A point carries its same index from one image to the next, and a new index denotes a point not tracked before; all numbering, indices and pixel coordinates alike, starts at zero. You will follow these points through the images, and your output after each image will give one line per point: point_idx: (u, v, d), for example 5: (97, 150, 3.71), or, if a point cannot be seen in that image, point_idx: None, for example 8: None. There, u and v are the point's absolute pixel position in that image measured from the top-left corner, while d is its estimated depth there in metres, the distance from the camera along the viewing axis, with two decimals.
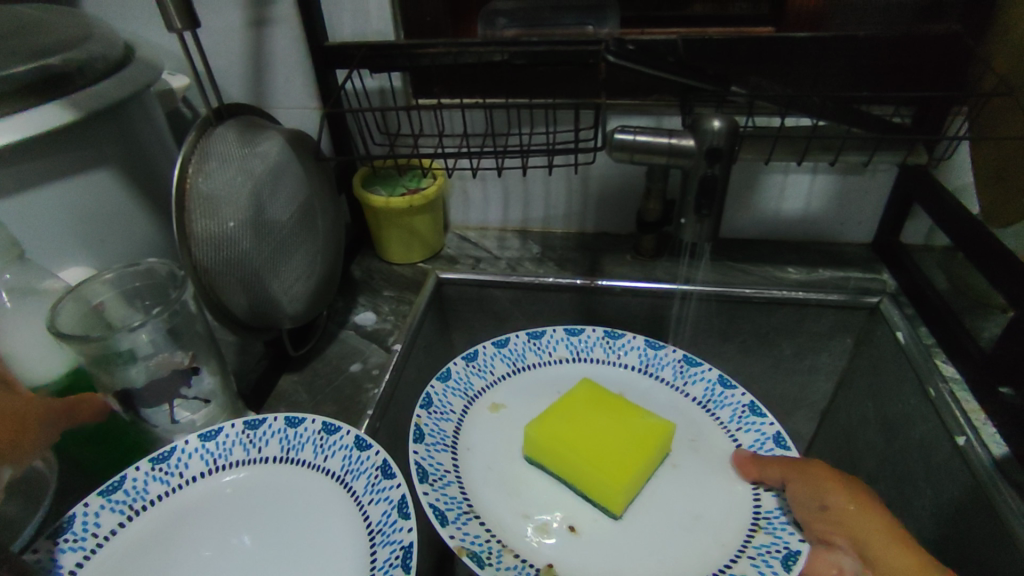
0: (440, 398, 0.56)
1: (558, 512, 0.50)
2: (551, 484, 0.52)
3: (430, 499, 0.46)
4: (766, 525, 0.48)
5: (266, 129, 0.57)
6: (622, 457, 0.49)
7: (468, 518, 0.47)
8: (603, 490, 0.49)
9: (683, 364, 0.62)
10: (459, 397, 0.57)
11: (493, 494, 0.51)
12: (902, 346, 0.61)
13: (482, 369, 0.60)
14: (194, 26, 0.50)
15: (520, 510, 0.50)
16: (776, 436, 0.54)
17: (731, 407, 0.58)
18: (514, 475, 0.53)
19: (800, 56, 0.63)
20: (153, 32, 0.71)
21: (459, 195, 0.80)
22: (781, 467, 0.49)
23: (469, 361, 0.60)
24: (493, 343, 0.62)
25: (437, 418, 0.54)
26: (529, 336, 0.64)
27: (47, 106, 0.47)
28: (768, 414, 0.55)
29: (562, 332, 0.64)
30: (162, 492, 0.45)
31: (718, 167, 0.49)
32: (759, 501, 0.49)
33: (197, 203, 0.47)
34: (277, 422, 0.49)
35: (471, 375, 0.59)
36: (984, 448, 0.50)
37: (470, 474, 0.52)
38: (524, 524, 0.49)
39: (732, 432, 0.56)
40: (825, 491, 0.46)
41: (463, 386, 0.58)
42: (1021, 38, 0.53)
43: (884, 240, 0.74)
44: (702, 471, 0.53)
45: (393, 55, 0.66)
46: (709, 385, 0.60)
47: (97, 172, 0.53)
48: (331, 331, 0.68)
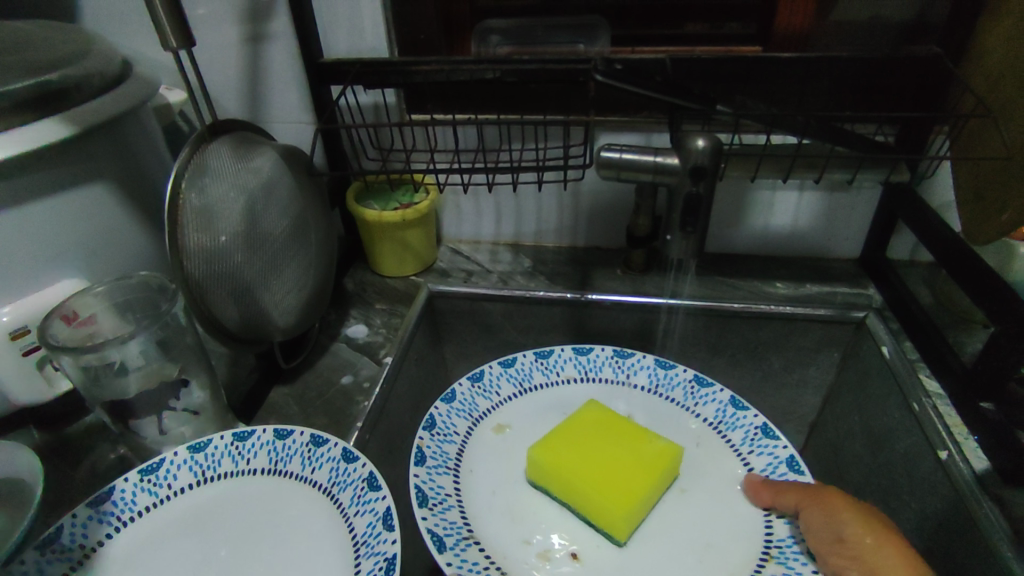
0: (444, 419, 0.56)
1: (562, 539, 0.50)
2: (555, 508, 0.52)
3: (428, 523, 0.47)
4: (777, 555, 0.48)
5: (259, 145, 0.58)
6: (627, 482, 0.49)
7: (468, 543, 0.47)
8: (607, 517, 0.48)
9: (694, 385, 0.62)
10: (464, 418, 0.58)
11: (496, 519, 0.51)
12: (887, 360, 0.62)
13: (488, 390, 0.61)
14: (189, 45, 0.51)
15: (522, 537, 0.50)
16: (790, 460, 0.53)
17: (743, 429, 0.57)
18: (517, 500, 0.53)
19: (785, 76, 0.64)
20: (150, 47, 0.72)
21: (452, 210, 0.81)
22: (796, 493, 0.49)
23: (474, 381, 0.60)
24: (499, 363, 0.62)
25: (440, 440, 0.54)
26: (536, 356, 0.64)
27: (48, 121, 0.48)
28: (782, 436, 0.55)
29: (571, 352, 0.65)
30: (150, 504, 0.46)
31: (702, 185, 0.50)
32: (770, 529, 0.50)
33: (190, 217, 0.48)
34: (266, 434, 0.49)
35: (476, 397, 0.60)
36: (966, 463, 0.51)
37: (472, 499, 0.52)
38: (526, 551, 0.49)
39: (743, 454, 0.56)
40: (841, 521, 0.45)
41: (468, 407, 0.59)
42: (996, 61, 0.55)
43: (871, 256, 0.75)
44: (709, 498, 0.53)
45: (386, 72, 0.67)
46: (720, 406, 0.60)
47: (93, 185, 0.53)
48: (323, 343, 0.68)
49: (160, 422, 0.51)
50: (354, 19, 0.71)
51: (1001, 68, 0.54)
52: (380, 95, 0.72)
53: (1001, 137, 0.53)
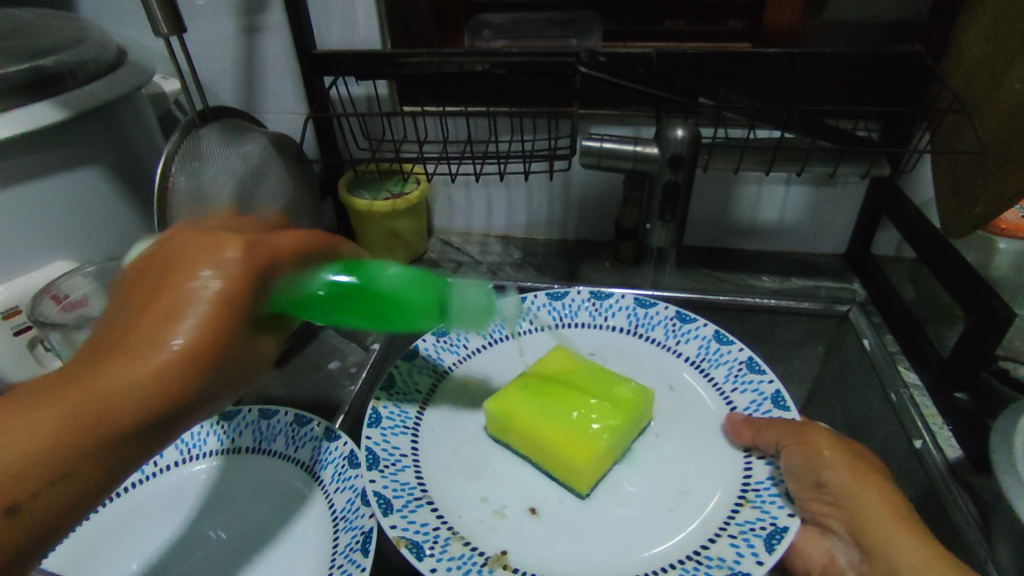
0: (403, 378, 0.54)
1: (521, 493, 0.47)
2: (516, 463, 0.50)
3: (376, 486, 0.43)
4: (753, 499, 0.45)
5: (250, 132, 0.60)
6: (589, 428, 0.47)
7: (418, 505, 0.44)
8: (567, 466, 0.46)
9: (676, 322, 0.60)
10: (427, 375, 0.55)
11: (453, 478, 0.48)
12: (868, 353, 0.63)
13: (455, 344, 0.59)
14: (180, 32, 0.52)
15: (480, 494, 0.47)
16: (774, 396, 0.52)
17: (727, 365, 0.56)
18: (477, 456, 0.50)
19: (771, 73, 0.65)
20: (146, 36, 0.73)
21: (443, 200, 0.82)
22: (776, 430, 0.47)
23: (440, 336, 0.59)
24: None
25: (399, 401, 0.52)
26: (508, 305, 0.63)
27: (41, 105, 0.49)
28: (768, 370, 0.53)
29: (545, 297, 0.63)
30: (136, 480, 0.47)
31: (681, 174, 0.51)
32: (750, 471, 0.47)
33: (181, 200, 0.50)
34: (251, 414, 0.50)
35: (441, 351, 0.58)
36: (939, 452, 0.52)
37: (429, 459, 0.49)
38: (481, 508, 0.46)
39: (726, 393, 0.54)
40: (823, 464, 0.43)
41: (432, 363, 0.56)
42: (975, 58, 0.55)
43: (856, 251, 0.75)
44: (685, 444, 0.51)
45: (377, 63, 0.68)
46: (704, 343, 0.58)
47: (84, 170, 0.54)
48: (313, 329, 0.69)
49: None
50: (347, 11, 0.72)
51: (977, 67, 0.55)
52: (372, 86, 0.73)
53: (975, 133, 0.54)
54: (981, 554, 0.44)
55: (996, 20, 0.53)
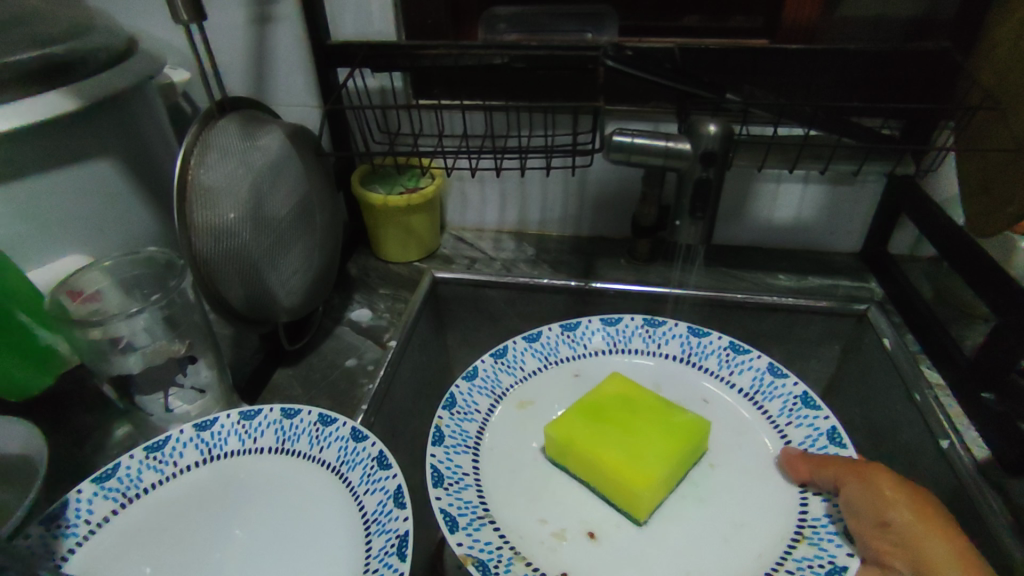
0: (464, 397, 0.55)
1: (578, 517, 0.48)
2: (572, 486, 0.50)
3: (442, 503, 0.45)
4: (811, 535, 0.45)
5: (267, 124, 0.58)
6: (646, 458, 0.46)
7: (481, 524, 0.46)
8: (625, 493, 0.46)
9: (729, 353, 0.60)
10: (486, 396, 0.56)
11: (512, 500, 0.49)
12: (888, 351, 0.63)
13: (512, 366, 0.59)
14: (200, 20, 0.50)
15: (538, 516, 0.48)
16: (830, 431, 0.51)
17: (781, 399, 0.55)
18: (534, 478, 0.51)
19: (794, 69, 0.65)
20: (153, 24, 0.71)
21: (457, 195, 0.81)
22: (836, 467, 0.46)
23: (498, 357, 0.59)
24: (523, 338, 0.61)
25: (460, 419, 0.53)
26: (563, 328, 0.62)
27: (54, 94, 0.48)
28: (823, 407, 0.53)
29: (599, 323, 0.63)
30: (156, 481, 0.45)
31: (712, 171, 0.51)
32: (805, 507, 0.47)
33: (197, 196, 0.48)
34: (273, 413, 0.49)
35: (499, 372, 0.58)
36: (967, 454, 0.51)
37: (490, 478, 0.50)
38: (540, 530, 0.47)
39: (781, 427, 0.54)
40: (885, 504, 0.42)
41: (490, 384, 0.57)
42: (1006, 55, 0.55)
43: (873, 250, 0.75)
44: (741, 478, 0.50)
45: (394, 55, 0.67)
46: (758, 374, 0.58)
47: (96, 161, 0.53)
48: (327, 326, 0.68)
49: (165, 399, 0.50)
50: (362, 2, 0.71)
51: (1009, 66, 0.55)
52: (387, 78, 0.71)
53: (1008, 131, 0.54)
54: (1018, 558, 0.44)
55: None
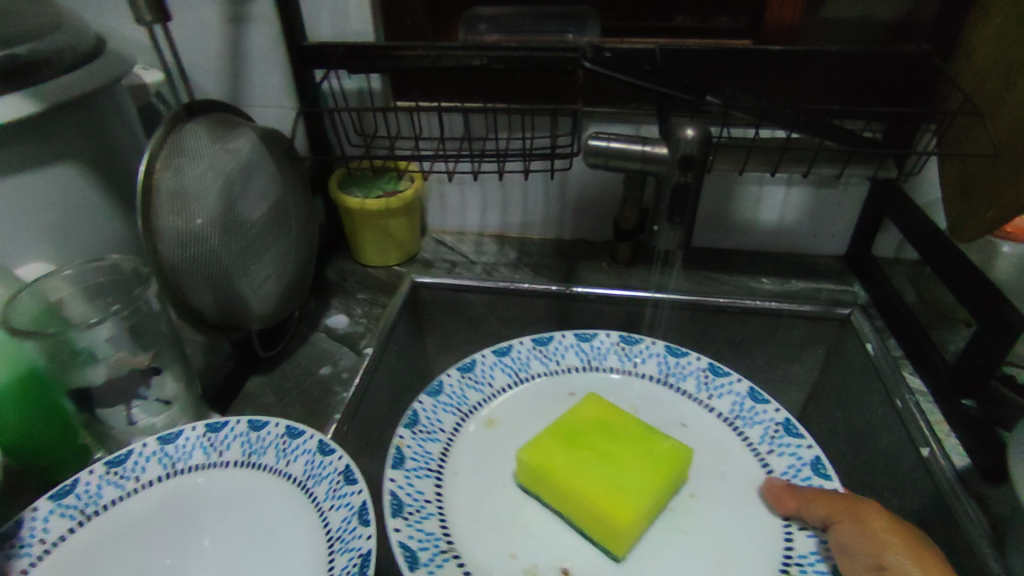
0: (428, 416, 0.54)
1: (553, 552, 0.47)
2: (546, 515, 0.49)
3: (400, 536, 0.44)
4: (798, 573, 0.45)
5: (238, 126, 0.56)
6: (628, 490, 0.46)
7: (445, 559, 0.44)
8: (605, 527, 0.45)
9: (707, 375, 0.60)
10: (450, 413, 0.55)
11: (481, 530, 0.48)
12: (871, 357, 0.62)
13: (479, 381, 0.59)
14: (164, 20, 0.49)
15: (509, 549, 0.47)
16: (814, 462, 0.51)
17: (762, 425, 0.55)
18: (505, 507, 0.50)
19: (775, 71, 0.64)
20: (125, 24, 0.70)
21: (437, 199, 0.79)
22: (826, 501, 0.46)
23: (464, 372, 0.58)
24: (493, 352, 0.60)
25: (422, 439, 0.52)
26: (534, 343, 0.62)
27: (12, 96, 0.46)
28: (806, 436, 0.53)
29: (572, 337, 0.62)
30: (117, 497, 0.44)
31: (690, 176, 0.50)
32: (790, 543, 0.46)
33: (165, 199, 0.47)
34: (240, 425, 0.48)
35: (465, 388, 0.57)
36: (947, 460, 0.51)
37: (454, 505, 0.49)
38: (511, 566, 0.46)
39: (762, 455, 0.53)
40: (883, 547, 0.41)
41: (456, 401, 0.56)
42: (988, 56, 0.55)
43: (857, 253, 0.74)
44: (721, 509, 0.49)
45: (371, 56, 0.66)
46: (737, 399, 0.57)
47: (59, 166, 0.51)
48: (302, 332, 0.67)
49: (128, 412, 0.48)
50: (338, 2, 0.69)
51: (990, 68, 0.54)
52: (365, 79, 0.70)
53: (987, 135, 0.54)
54: (995, 569, 0.43)
55: (1011, 18, 0.52)
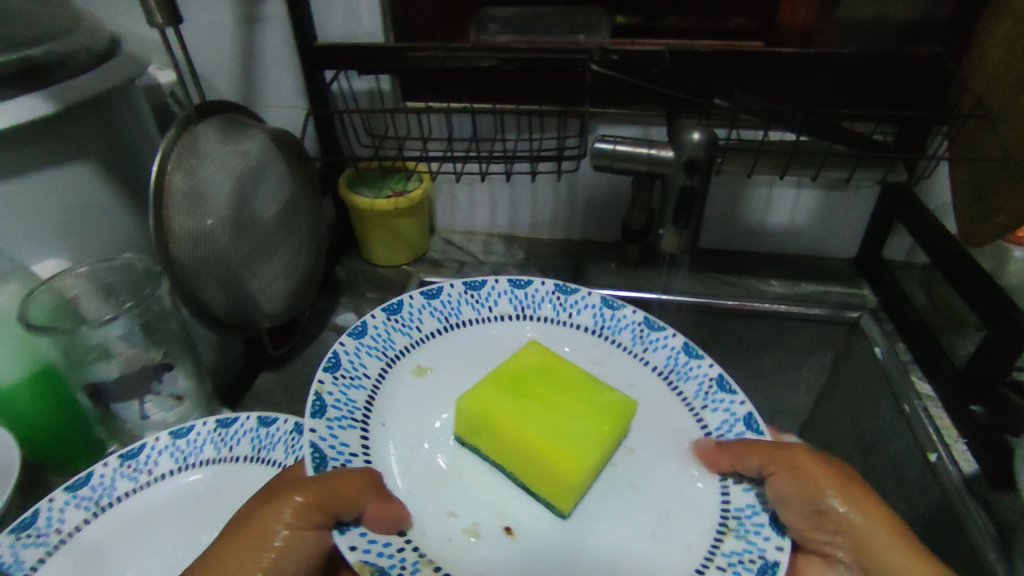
0: (351, 359, 0.49)
1: (495, 510, 0.45)
2: (485, 469, 0.48)
3: None
4: (737, 527, 0.43)
5: (248, 127, 0.57)
6: (575, 442, 0.45)
7: None
8: (552, 481, 0.44)
9: (643, 328, 0.57)
10: (376, 358, 0.51)
11: (417, 486, 0.45)
12: (879, 362, 0.62)
13: (408, 325, 0.54)
14: (177, 22, 0.50)
15: (446, 508, 0.44)
16: (748, 417, 0.49)
17: (696, 380, 0.53)
18: (440, 461, 0.47)
19: (786, 73, 0.64)
20: (141, 25, 0.71)
21: (446, 199, 0.80)
22: (758, 454, 0.44)
23: (392, 314, 0.54)
24: (423, 294, 0.56)
25: (345, 385, 0.47)
26: (466, 287, 0.59)
27: (28, 98, 0.47)
28: (738, 391, 0.51)
29: (507, 285, 0.59)
30: (130, 490, 0.45)
31: (696, 179, 0.50)
32: (727, 497, 0.45)
33: (177, 199, 0.48)
34: (249, 421, 0.49)
35: (393, 332, 0.53)
36: (955, 465, 0.51)
37: (382, 456, 0.45)
38: (450, 525, 0.43)
39: (697, 410, 0.51)
40: (819, 493, 0.41)
41: (382, 345, 0.52)
42: (1000, 61, 0.54)
43: (867, 256, 0.74)
44: (658, 461, 0.48)
45: (382, 58, 0.66)
46: (672, 353, 0.55)
47: (76, 166, 0.52)
48: (313, 331, 0.68)
49: (141, 406, 0.49)
50: (349, 3, 0.70)
51: (1001, 71, 0.54)
52: (375, 80, 0.71)
53: (998, 140, 0.53)
54: None
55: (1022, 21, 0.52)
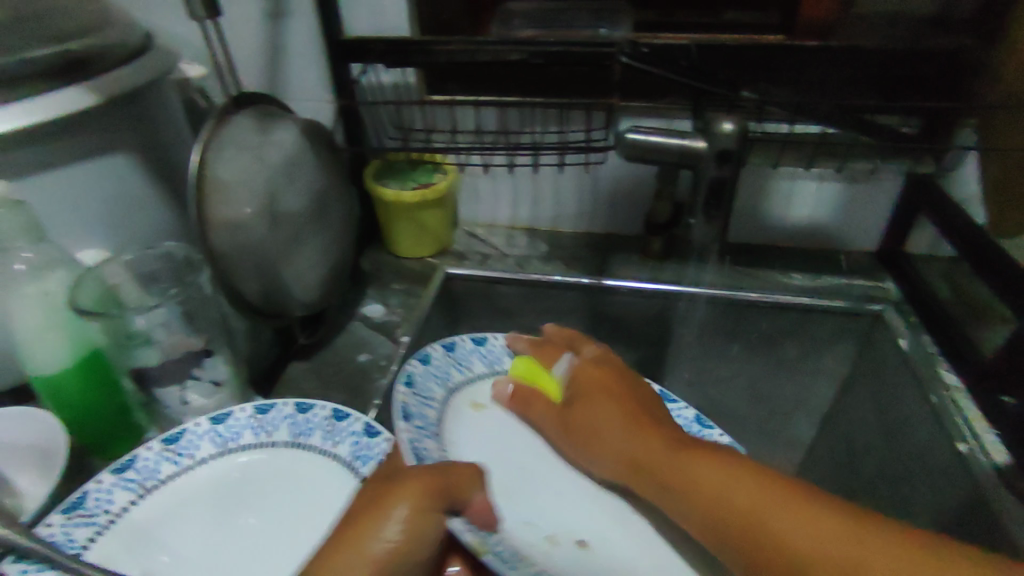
0: (420, 379, 0.53)
1: (565, 525, 0.49)
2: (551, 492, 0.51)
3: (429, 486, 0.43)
4: None
5: (282, 118, 0.58)
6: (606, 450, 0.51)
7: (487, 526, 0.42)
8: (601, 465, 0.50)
9: (659, 397, 0.59)
10: (439, 385, 0.54)
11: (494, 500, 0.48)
12: (905, 353, 0.62)
13: (460, 363, 0.58)
14: (216, 15, 0.51)
15: (524, 519, 0.48)
16: None
17: (710, 445, 0.55)
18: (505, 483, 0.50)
19: (812, 65, 0.64)
20: (171, 19, 0.72)
21: (470, 192, 0.81)
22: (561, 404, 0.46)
23: (449, 351, 0.57)
24: (471, 339, 0.60)
25: (420, 401, 0.51)
26: (506, 340, 0.62)
27: (72, 90, 0.48)
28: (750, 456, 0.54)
29: (539, 343, 0.62)
30: (174, 472, 0.46)
31: (727, 169, 0.51)
32: None
33: (215, 190, 0.49)
34: (287, 407, 0.50)
35: (450, 367, 0.57)
36: (986, 456, 0.52)
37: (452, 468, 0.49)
38: (532, 534, 0.47)
39: None
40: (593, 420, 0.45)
41: (443, 375, 0.55)
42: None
43: (889, 249, 0.74)
44: None
45: (409, 51, 0.67)
46: (686, 421, 0.57)
47: (115, 157, 0.53)
48: (340, 321, 0.69)
49: (182, 392, 0.50)
50: None
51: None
52: (402, 74, 0.72)
53: None
54: None
55: None
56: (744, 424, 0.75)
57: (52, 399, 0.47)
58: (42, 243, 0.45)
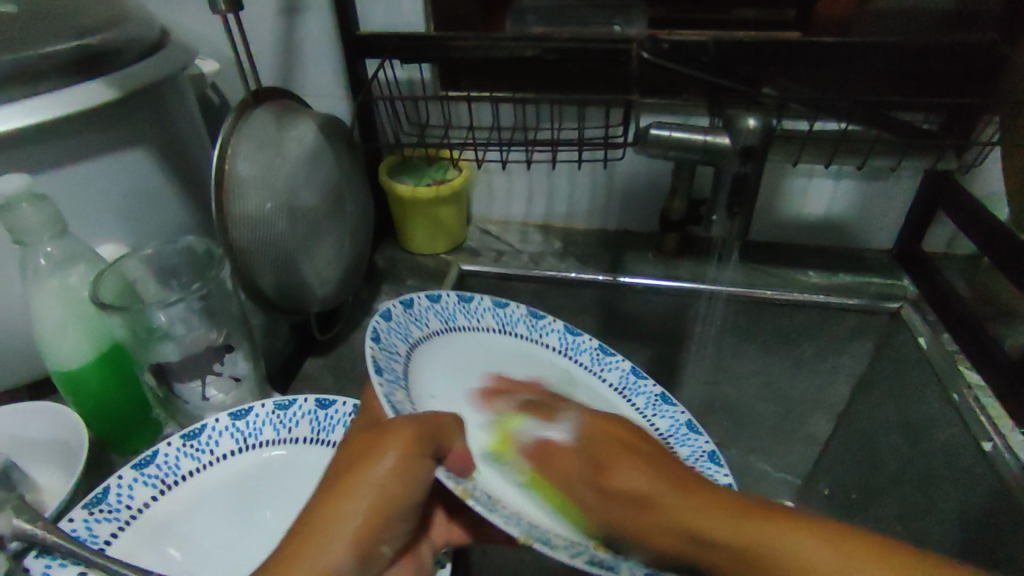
0: (386, 334, 0.46)
1: None
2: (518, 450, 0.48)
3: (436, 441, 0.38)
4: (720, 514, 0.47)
5: (300, 112, 0.57)
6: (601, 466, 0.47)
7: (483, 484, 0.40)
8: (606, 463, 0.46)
9: (657, 399, 0.58)
10: (402, 341, 0.48)
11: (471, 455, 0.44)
12: (924, 352, 0.62)
13: (419, 318, 0.52)
14: (237, 9, 0.50)
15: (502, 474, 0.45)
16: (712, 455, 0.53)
17: (691, 448, 0.54)
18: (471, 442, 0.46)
19: (832, 60, 0.63)
20: (187, 16, 0.71)
21: (484, 188, 0.80)
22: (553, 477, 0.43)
23: (407, 307, 0.51)
24: (426, 295, 0.54)
25: (387, 355, 0.44)
26: (460, 298, 0.57)
27: (92, 84, 0.48)
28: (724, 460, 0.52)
29: (490, 301, 0.59)
30: (194, 469, 0.46)
31: (750, 166, 0.51)
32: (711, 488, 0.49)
33: (238, 184, 0.48)
34: (308, 403, 0.50)
35: (409, 323, 0.50)
36: (1011, 453, 0.51)
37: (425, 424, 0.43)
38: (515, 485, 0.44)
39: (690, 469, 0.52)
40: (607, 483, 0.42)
41: (403, 330, 0.49)
42: None
43: (906, 248, 0.74)
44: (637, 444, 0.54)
45: (425, 47, 0.67)
46: (675, 424, 0.56)
47: (134, 152, 0.53)
48: (356, 318, 0.68)
49: (202, 388, 0.50)
50: None
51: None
52: (417, 70, 0.71)
53: None
54: None
55: None
56: (760, 423, 0.75)
57: (71, 392, 0.47)
58: (64, 237, 0.44)
